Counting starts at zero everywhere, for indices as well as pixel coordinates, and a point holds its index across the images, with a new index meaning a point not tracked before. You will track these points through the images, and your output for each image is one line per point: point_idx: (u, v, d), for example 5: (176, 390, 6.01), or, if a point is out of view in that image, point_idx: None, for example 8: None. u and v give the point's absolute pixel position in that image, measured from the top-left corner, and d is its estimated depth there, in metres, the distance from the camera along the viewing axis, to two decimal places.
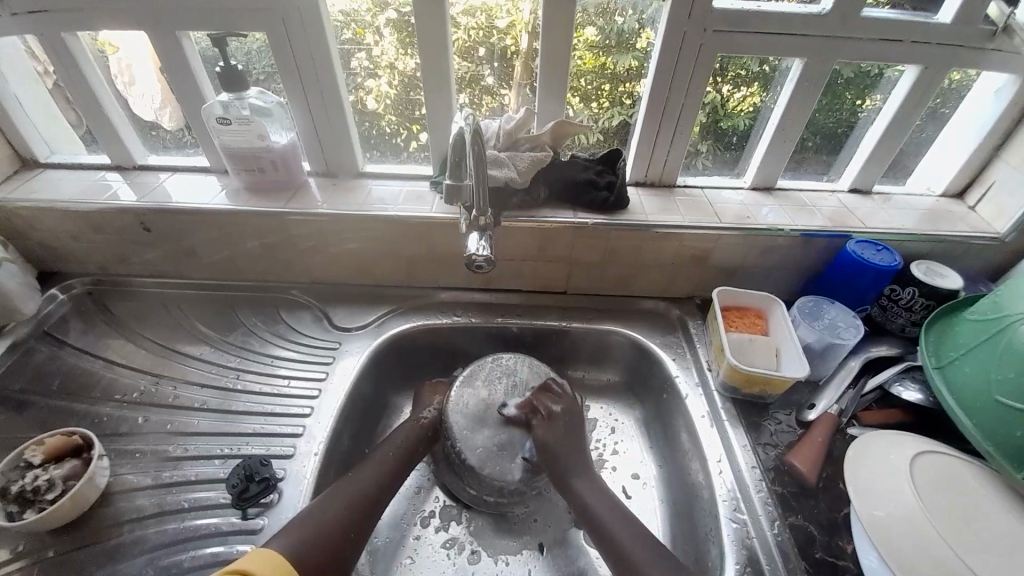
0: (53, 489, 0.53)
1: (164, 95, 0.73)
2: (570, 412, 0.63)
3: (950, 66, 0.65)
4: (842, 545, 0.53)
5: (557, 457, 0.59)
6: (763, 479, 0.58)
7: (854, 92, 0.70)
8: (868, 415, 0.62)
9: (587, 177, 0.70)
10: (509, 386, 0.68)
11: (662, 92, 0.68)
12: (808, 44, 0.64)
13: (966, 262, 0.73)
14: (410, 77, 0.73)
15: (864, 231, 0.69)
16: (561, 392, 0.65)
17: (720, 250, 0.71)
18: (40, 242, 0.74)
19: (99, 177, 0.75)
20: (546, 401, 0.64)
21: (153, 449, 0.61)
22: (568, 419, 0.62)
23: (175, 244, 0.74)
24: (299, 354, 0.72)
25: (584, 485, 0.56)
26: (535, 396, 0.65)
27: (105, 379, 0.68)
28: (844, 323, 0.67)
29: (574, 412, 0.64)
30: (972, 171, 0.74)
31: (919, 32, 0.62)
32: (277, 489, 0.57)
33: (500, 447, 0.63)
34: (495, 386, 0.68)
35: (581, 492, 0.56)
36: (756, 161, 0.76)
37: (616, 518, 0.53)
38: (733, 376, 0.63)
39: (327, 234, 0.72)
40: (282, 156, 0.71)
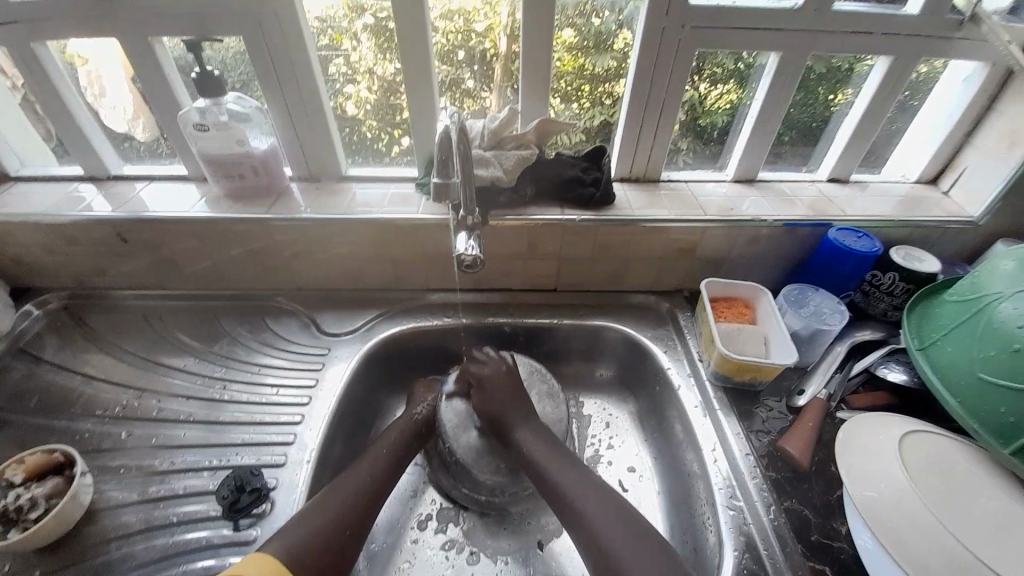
0: (36, 508, 0.51)
1: (136, 105, 0.71)
2: (497, 373, 0.63)
3: (919, 56, 0.67)
4: (837, 527, 0.53)
5: (497, 417, 0.60)
6: (757, 466, 0.58)
7: (826, 86, 0.72)
8: (858, 399, 0.63)
9: (573, 174, 0.71)
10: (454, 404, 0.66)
11: (643, 91, 0.69)
12: (785, 37, 0.65)
13: (943, 246, 0.75)
14: (390, 82, 0.71)
15: (845, 219, 0.71)
16: (486, 357, 0.65)
17: (706, 242, 0.72)
18: (11, 256, 0.71)
19: (71, 190, 0.73)
20: (472, 370, 0.64)
21: (138, 464, 0.59)
22: (499, 380, 0.62)
23: (155, 254, 0.72)
24: (286, 361, 0.71)
25: (522, 435, 0.57)
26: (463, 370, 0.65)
27: (85, 394, 0.66)
28: (829, 309, 0.68)
29: (502, 373, 0.63)
30: (944, 158, 0.76)
31: (889, 23, 0.64)
32: (268, 499, 0.56)
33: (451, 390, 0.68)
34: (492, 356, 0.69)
35: (519, 438, 0.57)
36: (737, 155, 0.77)
37: (574, 473, 0.52)
38: (724, 365, 0.64)
39: (311, 240, 0.71)
40: (263, 161, 0.70)
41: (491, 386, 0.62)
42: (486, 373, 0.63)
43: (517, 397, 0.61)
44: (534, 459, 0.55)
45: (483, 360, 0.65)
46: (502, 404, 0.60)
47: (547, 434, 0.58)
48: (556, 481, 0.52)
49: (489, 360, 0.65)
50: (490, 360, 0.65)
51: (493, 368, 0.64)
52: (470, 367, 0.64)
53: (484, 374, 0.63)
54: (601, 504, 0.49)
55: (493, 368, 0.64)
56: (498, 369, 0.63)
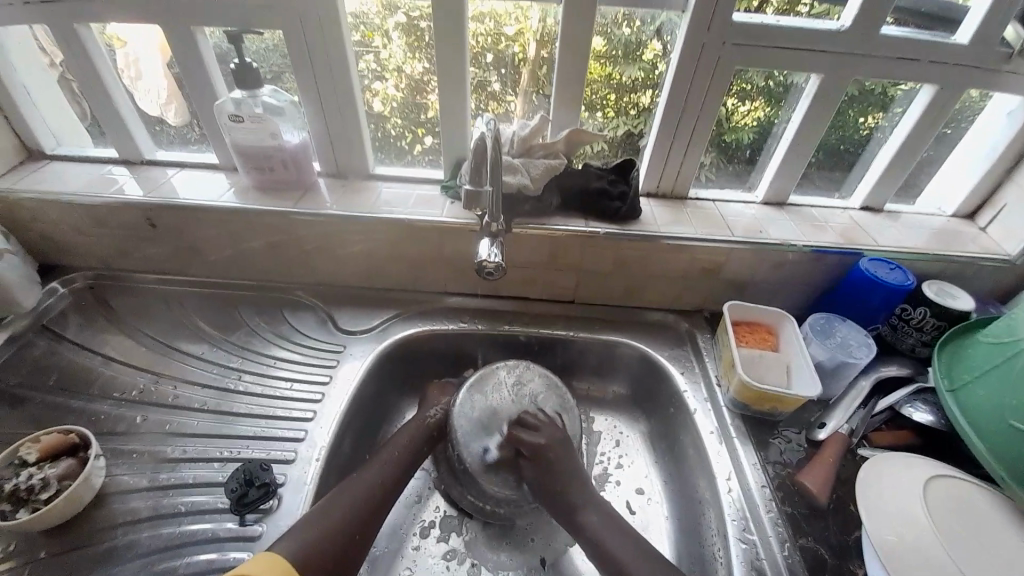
0: (48, 488, 0.52)
1: (169, 90, 0.72)
2: (554, 442, 0.59)
3: (965, 87, 0.65)
4: (853, 569, 0.52)
5: (558, 494, 0.55)
6: (772, 499, 0.57)
7: (857, 109, 0.70)
8: (880, 437, 0.61)
9: (600, 185, 0.70)
10: (501, 478, 0.61)
11: (677, 105, 0.68)
12: (829, 59, 0.63)
13: (976, 283, 0.73)
14: (418, 80, 0.71)
15: (877, 249, 0.69)
16: (538, 423, 0.61)
17: (731, 264, 0.71)
18: (42, 234, 0.73)
19: (105, 171, 0.74)
20: (526, 438, 0.59)
21: (150, 449, 0.60)
22: (555, 450, 0.58)
23: (180, 241, 0.73)
24: (301, 356, 0.71)
25: (592, 521, 0.52)
26: (512, 435, 0.60)
27: (103, 376, 0.67)
28: (856, 342, 0.66)
29: (559, 442, 0.59)
30: (982, 192, 0.74)
31: (935, 52, 0.62)
32: (276, 495, 0.56)
33: (494, 458, 0.62)
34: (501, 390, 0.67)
35: (587, 524, 0.52)
36: (767, 177, 0.76)
37: None
38: (743, 392, 0.62)
39: (334, 235, 0.71)
40: (293, 156, 0.70)
41: (549, 458, 0.57)
42: (542, 443, 0.58)
43: (575, 470, 0.57)
44: (611, 555, 0.50)
45: (536, 427, 0.60)
46: (562, 480, 0.56)
47: (621, 521, 0.53)
48: (587, 531, 0.52)
49: (544, 427, 0.60)
50: (544, 427, 0.60)
51: (547, 436, 0.59)
52: (520, 434, 0.59)
53: (539, 444, 0.58)
54: None
55: (548, 437, 0.59)
56: (554, 437, 0.59)
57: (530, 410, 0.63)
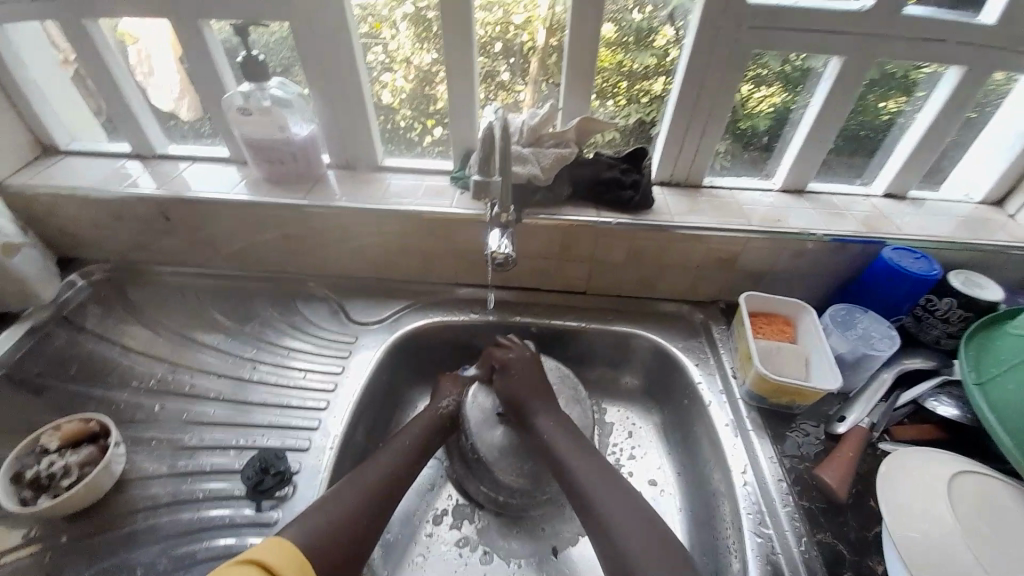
0: (68, 475, 0.53)
1: (182, 86, 0.72)
2: (520, 361, 0.64)
3: (997, 67, 0.62)
4: (872, 565, 0.51)
5: (518, 403, 0.61)
6: (789, 492, 0.56)
7: (878, 93, 0.67)
8: (901, 431, 0.59)
9: (612, 175, 0.68)
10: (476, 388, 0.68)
11: (692, 91, 0.66)
12: (850, 41, 0.61)
13: (1006, 273, 0.70)
14: (427, 71, 0.71)
15: (900, 238, 0.66)
16: (511, 344, 0.66)
17: (747, 254, 0.69)
18: (60, 228, 0.74)
19: (119, 166, 0.75)
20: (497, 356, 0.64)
21: (168, 437, 0.61)
22: (520, 366, 0.63)
23: (194, 233, 0.73)
24: (313, 346, 0.71)
25: (540, 423, 0.58)
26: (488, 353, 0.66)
27: (121, 365, 0.68)
28: (879, 334, 0.64)
29: (526, 361, 0.64)
30: (1013, 178, 0.71)
31: (963, 32, 0.59)
32: (291, 482, 0.57)
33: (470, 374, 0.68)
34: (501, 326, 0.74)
35: (537, 425, 0.58)
36: (785, 164, 0.74)
37: (596, 469, 0.53)
38: (760, 384, 0.61)
39: (345, 227, 0.71)
40: (303, 149, 0.69)
41: (512, 371, 0.63)
42: (508, 359, 0.64)
43: (537, 384, 0.62)
44: (551, 449, 0.56)
45: (507, 347, 0.65)
46: (523, 392, 0.61)
47: (568, 424, 0.58)
48: (538, 431, 0.58)
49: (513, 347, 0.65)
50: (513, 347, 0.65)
51: (516, 355, 0.64)
52: (492, 352, 0.65)
53: (508, 361, 0.64)
54: (627, 507, 0.49)
55: (516, 354, 0.64)
56: (522, 356, 0.64)
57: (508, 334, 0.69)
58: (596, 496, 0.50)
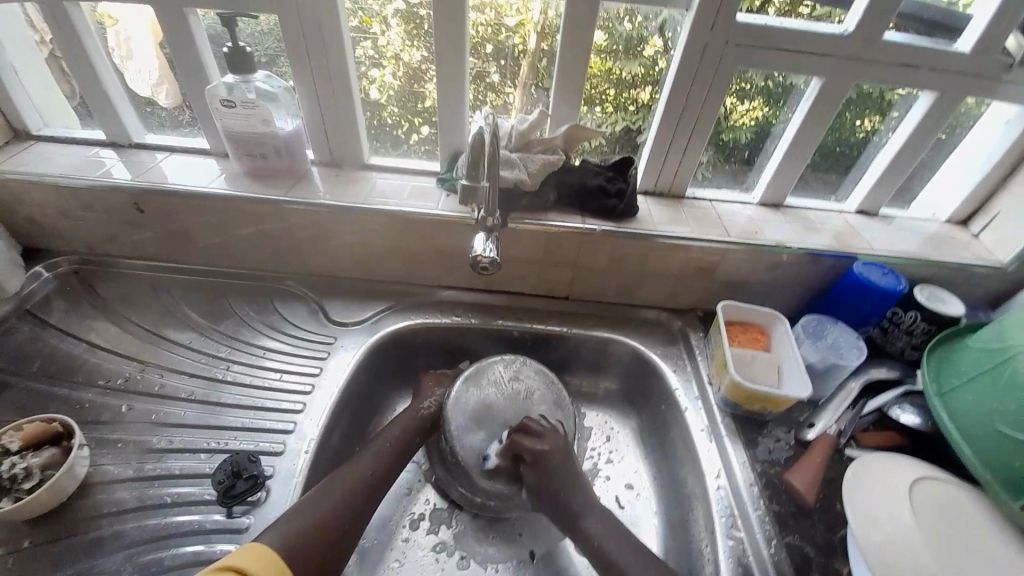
0: (31, 478, 0.51)
1: (161, 71, 0.70)
2: (556, 450, 0.57)
3: (964, 94, 0.65)
4: (838, 567, 0.52)
5: (560, 501, 0.54)
6: (760, 497, 0.57)
7: (855, 112, 0.70)
8: (867, 437, 0.62)
9: (597, 182, 0.69)
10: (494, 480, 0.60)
11: (678, 103, 0.68)
12: (831, 63, 0.63)
13: (967, 290, 0.73)
14: (416, 70, 0.70)
15: (870, 253, 0.69)
16: (542, 429, 0.59)
17: (725, 264, 0.71)
18: (27, 217, 0.71)
19: (92, 154, 0.73)
20: (527, 444, 0.57)
21: (136, 439, 0.59)
22: (558, 457, 0.57)
23: (169, 227, 0.71)
24: (290, 346, 0.70)
25: (596, 529, 0.51)
26: (513, 441, 0.58)
27: (88, 364, 0.65)
28: (847, 344, 0.66)
29: (562, 449, 0.58)
30: (977, 199, 0.74)
31: (936, 59, 0.62)
32: (264, 486, 0.55)
33: (493, 465, 0.60)
34: (494, 369, 0.67)
35: (591, 531, 0.51)
36: (764, 178, 0.76)
37: None
38: (734, 392, 0.63)
39: (327, 225, 0.70)
40: (286, 143, 0.69)
41: (552, 465, 0.56)
42: (545, 450, 0.57)
43: (578, 478, 0.56)
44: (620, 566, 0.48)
45: (539, 433, 0.58)
46: (564, 489, 0.55)
47: (624, 528, 0.52)
48: (590, 538, 0.51)
49: (547, 434, 0.58)
50: (547, 434, 0.58)
51: (552, 443, 0.58)
52: (523, 440, 0.57)
53: (543, 450, 0.57)
54: None
55: (552, 444, 0.58)
56: (557, 444, 0.58)
57: (533, 415, 0.61)
58: None
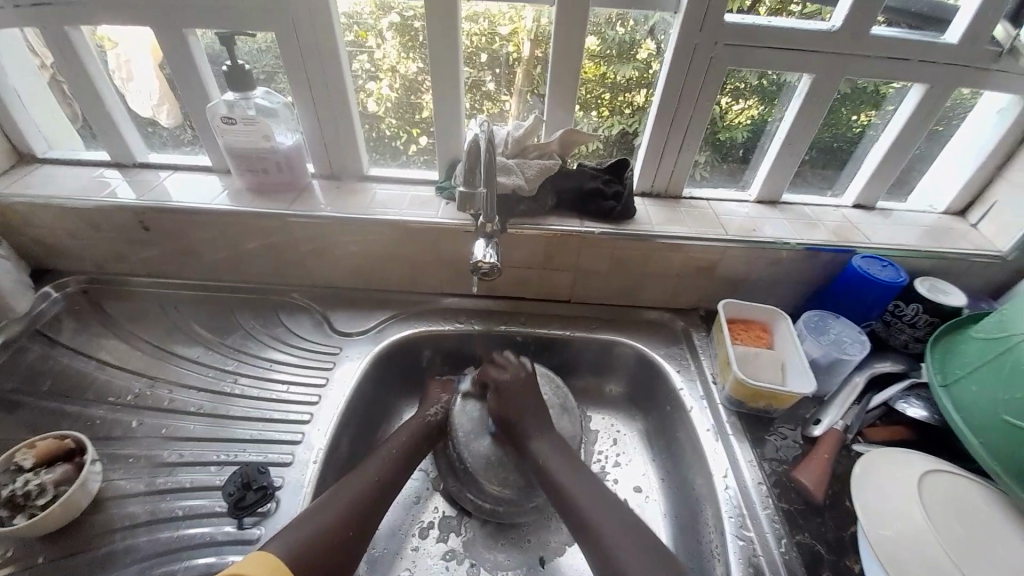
0: (44, 494, 0.52)
1: (162, 91, 0.71)
2: (516, 381, 0.63)
3: (956, 84, 0.65)
4: (850, 564, 0.52)
5: (515, 426, 0.60)
6: (769, 495, 0.57)
7: (849, 106, 0.70)
8: (874, 432, 0.62)
9: (595, 185, 0.70)
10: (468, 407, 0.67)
11: (672, 104, 0.68)
12: (819, 59, 0.64)
13: (969, 279, 0.73)
14: (413, 81, 0.71)
15: (869, 247, 0.69)
16: (507, 364, 0.65)
17: (726, 262, 0.71)
18: (36, 239, 0.72)
19: (97, 175, 0.74)
20: (492, 376, 0.64)
21: (147, 454, 0.59)
22: (518, 388, 0.62)
23: (175, 243, 0.72)
24: (296, 358, 0.71)
25: (539, 447, 0.57)
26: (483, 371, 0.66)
27: (98, 380, 0.66)
28: (849, 339, 0.66)
29: (522, 382, 0.63)
30: (973, 190, 0.75)
31: (926, 51, 0.63)
32: (274, 497, 0.56)
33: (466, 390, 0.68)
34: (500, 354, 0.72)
35: (536, 450, 0.57)
36: (761, 176, 0.76)
37: (592, 496, 0.51)
38: (738, 389, 0.63)
39: (328, 237, 0.71)
40: (287, 157, 0.70)
41: (510, 394, 0.62)
42: (506, 380, 0.63)
43: (534, 408, 0.61)
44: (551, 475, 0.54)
45: (504, 366, 0.65)
46: (518, 415, 0.60)
47: (564, 445, 0.58)
48: (534, 455, 0.57)
49: (512, 366, 0.64)
50: (512, 367, 0.64)
51: (514, 375, 0.63)
52: (490, 370, 0.64)
53: (505, 380, 0.63)
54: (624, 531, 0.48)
55: (513, 375, 0.63)
56: (519, 376, 0.63)
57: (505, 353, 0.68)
58: (587, 512, 0.50)
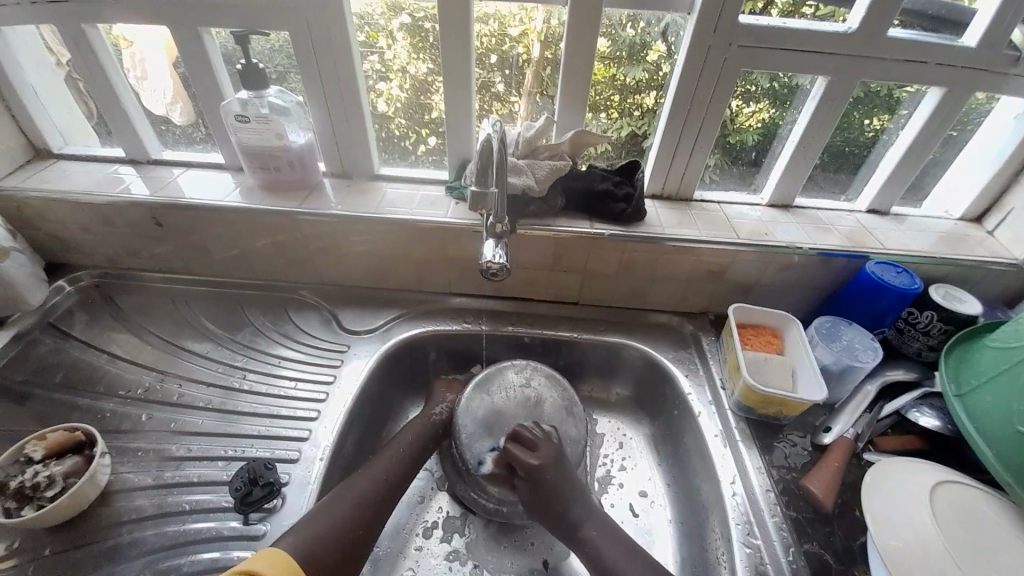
0: (53, 486, 0.52)
1: (176, 90, 0.72)
2: (547, 462, 0.56)
3: (975, 89, 0.64)
4: (857, 573, 0.51)
5: (553, 509, 0.54)
6: (777, 503, 0.57)
7: (862, 111, 0.69)
8: (886, 441, 0.60)
9: (604, 187, 0.70)
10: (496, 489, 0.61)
11: (683, 106, 0.68)
12: (834, 62, 0.63)
13: (984, 287, 0.72)
14: (422, 81, 0.71)
15: (883, 252, 0.68)
16: (535, 441, 0.58)
17: (736, 266, 0.70)
18: (50, 233, 0.73)
19: (111, 171, 0.75)
20: (520, 459, 0.57)
21: (155, 448, 0.60)
22: (552, 470, 0.56)
23: (186, 240, 0.73)
24: (304, 356, 0.71)
25: (591, 535, 0.52)
26: (508, 452, 0.58)
27: (109, 373, 0.67)
28: (862, 345, 0.65)
29: (554, 461, 0.57)
30: (990, 196, 0.73)
31: (944, 54, 0.62)
32: (280, 494, 0.56)
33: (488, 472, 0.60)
34: (509, 391, 0.66)
35: (587, 538, 0.52)
36: (773, 179, 0.76)
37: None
38: (748, 395, 0.62)
39: (338, 235, 0.71)
40: (299, 156, 0.70)
41: (544, 479, 0.55)
42: (537, 464, 0.56)
43: (570, 486, 0.55)
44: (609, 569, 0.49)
45: (531, 445, 0.58)
46: (555, 498, 0.54)
47: (616, 529, 0.52)
48: (584, 542, 0.52)
49: (540, 444, 0.58)
50: (540, 445, 0.58)
51: (543, 456, 0.57)
52: (515, 451, 0.57)
53: (534, 464, 0.56)
54: None
55: (543, 457, 0.57)
56: (549, 456, 0.57)
57: (527, 423, 0.61)
58: None
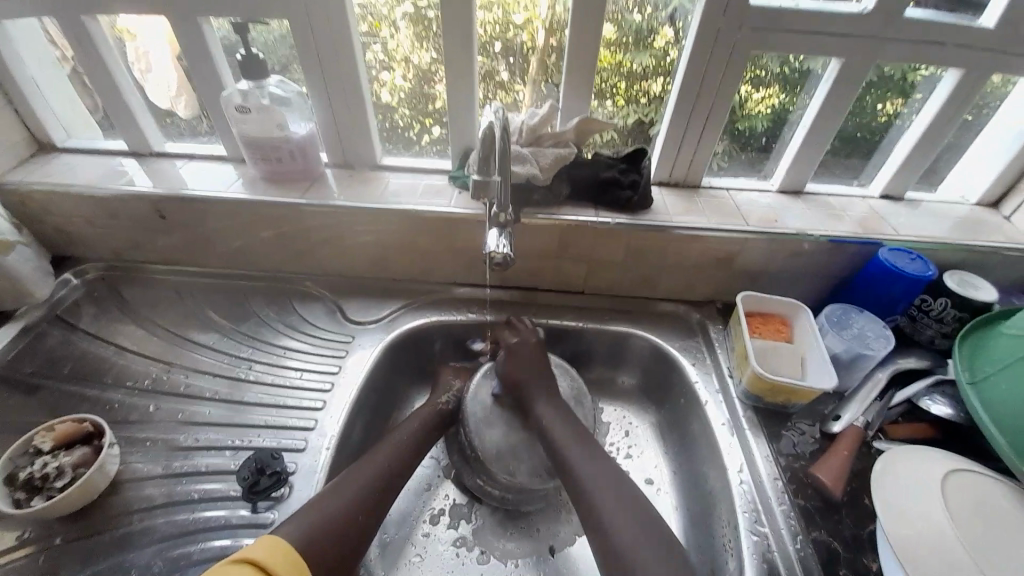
0: (62, 476, 0.53)
1: (180, 84, 0.72)
2: (524, 344, 0.65)
3: (994, 69, 0.62)
4: (867, 563, 0.51)
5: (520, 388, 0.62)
6: (785, 492, 0.56)
7: (875, 94, 0.67)
8: (897, 430, 0.60)
9: (610, 175, 0.68)
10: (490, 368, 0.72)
11: (691, 92, 0.66)
12: (849, 44, 0.61)
13: (1001, 274, 0.70)
14: (426, 71, 0.71)
15: (896, 239, 0.67)
16: (520, 328, 0.67)
17: (745, 254, 0.69)
18: (56, 226, 0.73)
19: (115, 163, 0.75)
20: (505, 339, 0.67)
21: (163, 438, 0.60)
22: (525, 350, 0.65)
23: (191, 233, 0.73)
24: (310, 346, 0.71)
25: (545, 410, 0.59)
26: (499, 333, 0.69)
27: (117, 364, 0.67)
28: (874, 333, 0.64)
29: (530, 345, 0.65)
30: (1008, 180, 0.72)
31: (962, 35, 0.60)
32: (287, 482, 0.56)
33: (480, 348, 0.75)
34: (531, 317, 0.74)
35: (541, 412, 0.60)
36: (783, 164, 0.74)
37: (572, 440, 0.56)
38: (756, 384, 0.61)
39: (341, 227, 0.71)
40: (301, 147, 0.69)
41: (518, 356, 0.64)
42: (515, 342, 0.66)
43: (539, 370, 0.63)
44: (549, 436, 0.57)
45: (515, 329, 0.68)
46: (525, 378, 0.62)
47: (567, 407, 0.60)
48: (540, 418, 0.59)
49: (523, 330, 0.67)
50: (523, 331, 0.67)
51: (522, 337, 0.66)
52: (503, 333, 0.68)
53: (513, 342, 0.66)
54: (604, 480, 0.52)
55: (522, 338, 0.66)
56: (526, 340, 0.66)
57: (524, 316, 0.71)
58: (570, 453, 0.55)
